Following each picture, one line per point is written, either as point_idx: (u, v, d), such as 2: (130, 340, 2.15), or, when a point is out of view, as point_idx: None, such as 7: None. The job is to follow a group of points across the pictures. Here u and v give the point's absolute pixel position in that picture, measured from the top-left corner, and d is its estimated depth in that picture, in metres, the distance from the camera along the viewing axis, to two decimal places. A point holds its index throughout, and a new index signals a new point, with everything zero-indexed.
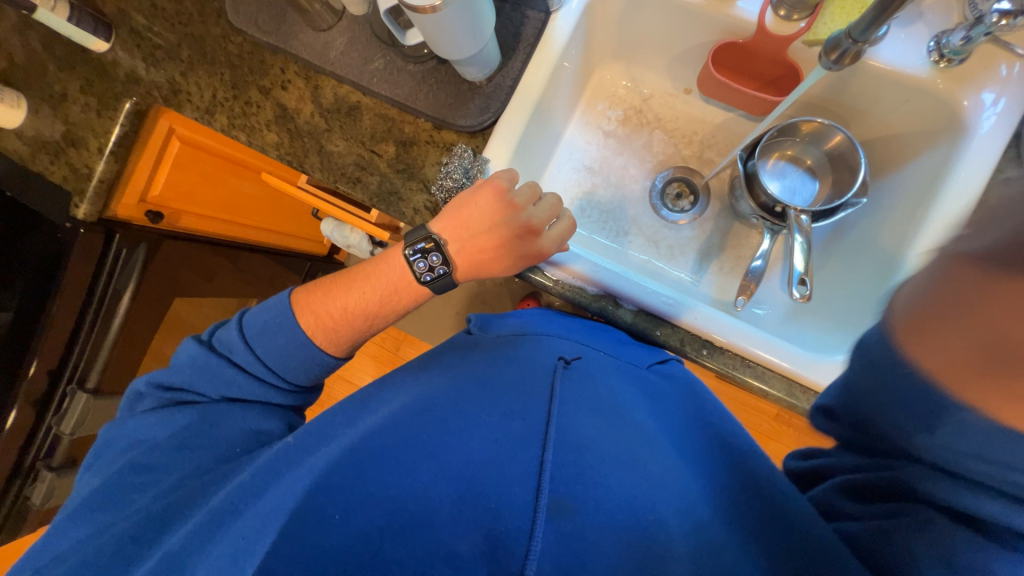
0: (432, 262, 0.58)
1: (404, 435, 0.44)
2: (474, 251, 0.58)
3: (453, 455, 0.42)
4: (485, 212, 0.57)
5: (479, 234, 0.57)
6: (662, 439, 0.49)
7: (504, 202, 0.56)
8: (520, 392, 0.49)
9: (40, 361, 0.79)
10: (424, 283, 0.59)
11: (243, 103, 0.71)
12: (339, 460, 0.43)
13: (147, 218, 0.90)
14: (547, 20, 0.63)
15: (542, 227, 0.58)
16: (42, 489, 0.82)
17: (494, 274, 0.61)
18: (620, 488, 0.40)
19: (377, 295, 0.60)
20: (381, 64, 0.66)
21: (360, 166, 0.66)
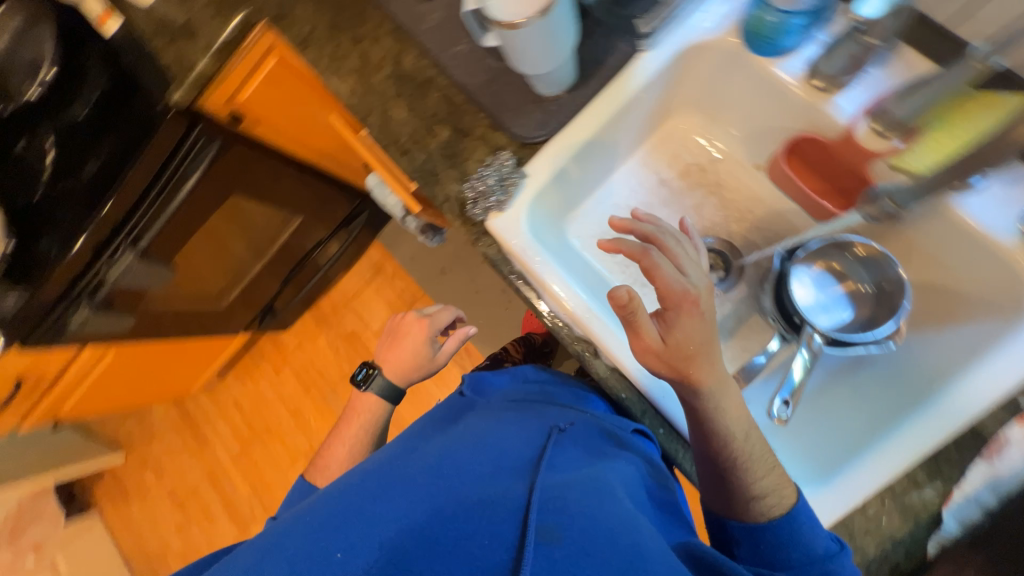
0: (369, 374, 0.95)
1: (395, 484, 0.54)
2: (388, 358, 0.97)
3: (446, 498, 0.50)
4: (390, 342, 0.99)
5: (387, 351, 0.98)
6: (636, 490, 0.56)
7: (393, 333, 1.00)
8: (501, 451, 0.58)
9: (110, 211, 0.90)
10: (369, 389, 0.94)
11: (334, 45, 0.75)
12: (342, 508, 0.51)
13: (227, 118, 1.00)
14: (634, 55, 0.62)
15: (415, 325, 0.98)
16: (80, 316, 1.00)
17: (404, 365, 0.94)
18: (602, 516, 0.46)
19: (357, 425, 0.93)
20: (464, 49, 0.68)
21: (413, 139, 0.69)
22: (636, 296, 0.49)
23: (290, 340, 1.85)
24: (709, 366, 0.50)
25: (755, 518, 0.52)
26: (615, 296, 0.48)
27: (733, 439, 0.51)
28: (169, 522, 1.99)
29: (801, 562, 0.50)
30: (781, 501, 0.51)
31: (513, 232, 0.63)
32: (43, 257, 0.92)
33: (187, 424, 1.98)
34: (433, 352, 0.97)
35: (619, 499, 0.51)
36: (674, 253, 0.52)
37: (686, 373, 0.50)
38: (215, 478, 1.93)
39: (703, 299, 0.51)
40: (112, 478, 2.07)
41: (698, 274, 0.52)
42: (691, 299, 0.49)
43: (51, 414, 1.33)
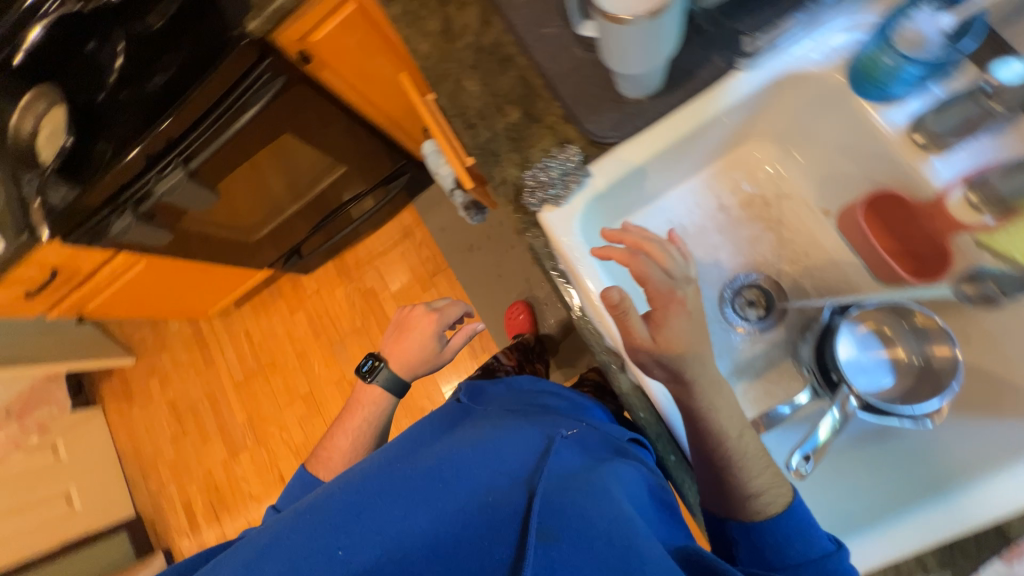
0: (374, 367, 1.01)
1: (398, 481, 0.57)
2: (394, 352, 1.03)
3: (447, 500, 0.54)
4: (396, 336, 1.06)
5: (393, 345, 1.04)
6: (635, 498, 0.56)
7: (400, 328, 1.06)
8: (499, 450, 0.61)
9: (168, 128, 0.91)
10: (374, 380, 1.00)
11: (420, 4, 0.73)
12: (349, 504, 0.55)
13: (296, 57, 0.98)
14: (728, 73, 0.59)
15: (422, 319, 1.05)
16: (123, 223, 1.03)
17: (409, 358, 1.02)
18: (597, 519, 0.48)
19: (361, 412, 0.99)
20: (552, 33, 0.66)
21: (481, 115, 0.68)
22: (627, 298, 0.52)
23: (310, 285, 1.88)
24: (701, 365, 0.53)
25: (751, 518, 0.53)
26: (609, 298, 0.52)
27: (727, 438, 0.53)
28: (165, 431, 2.08)
29: (797, 562, 0.51)
30: (776, 501, 0.53)
31: (564, 228, 0.62)
32: (99, 158, 0.95)
33: (198, 343, 2.04)
34: (440, 346, 1.04)
35: (614, 500, 0.51)
36: (662, 257, 0.55)
37: (681, 372, 0.53)
38: (214, 400, 1.99)
39: (688, 299, 0.55)
40: (120, 378, 2.17)
41: (683, 275, 0.56)
42: (675, 299, 0.54)
43: (76, 308, 1.38)
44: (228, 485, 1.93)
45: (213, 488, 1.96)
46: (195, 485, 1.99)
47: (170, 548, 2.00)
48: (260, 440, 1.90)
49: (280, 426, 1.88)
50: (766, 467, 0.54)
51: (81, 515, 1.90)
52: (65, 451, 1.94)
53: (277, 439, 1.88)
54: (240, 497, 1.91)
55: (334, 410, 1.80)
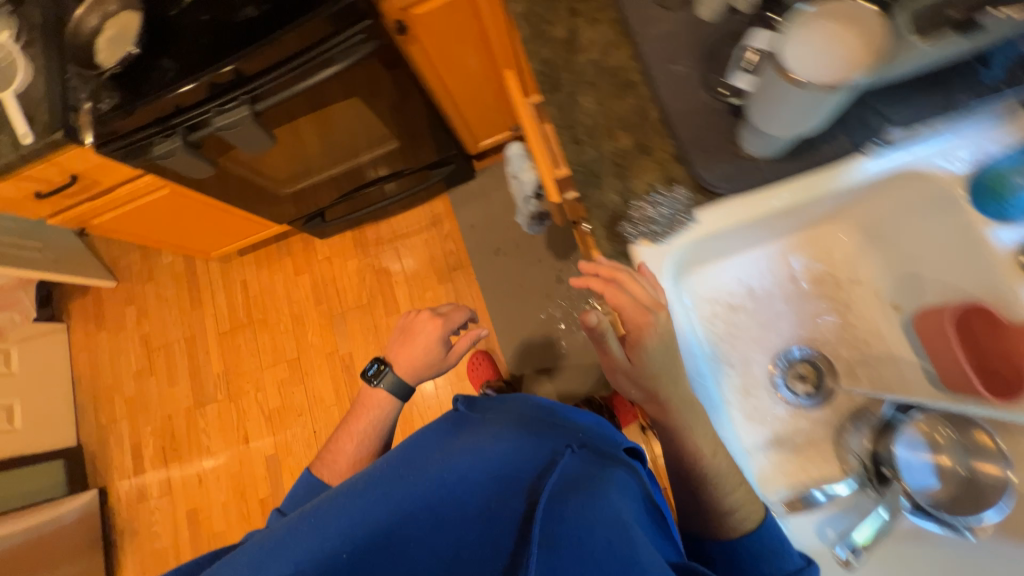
0: (380, 371, 0.98)
1: (398, 486, 0.54)
2: (401, 357, 1.00)
3: (450, 506, 0.52)
4: (404, 340, 1.02)
5: (400, 349, 1.01)
6: (636, 503, 0.51)
7: (407, 332, 1.02)
8: (503, 449, 0.57)
9: (245, 63, 0.87)
10: (378, 384, 0.96)
11: (549, 8, 0.72)
12: (347, 511, 0.53)
13: (393, 26, 0.95)
14: (853, 155, 0.60)
15: (430, 323, 1.01)
16: (167, 146, 0.96)
17: (416, 363, 0.98)
18: (598, 526, 0.45)
19: (365, 417, 0.96)
20: (682, 71, 0.65)
21: (590, 133, 0.67)
22: (599, 323, 0.58)
23: (322, 249, 1.81)
24: (674, 386, 0.58)
25: (729, 534, 0.57)
26: (588, 322, 0.58)
27: (703, 456, 0.57)
28: (130, 363, 1.96)
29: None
30: (750, 517, 0.57)
31: (653, 262, 0.62)
32: (159, 77, 0.90)
33: (188, 281, 1.94)
34: (444, 352, 1.01)
35: (616, 503, 0.48)
36: (634, 286, 0.57)
37: (658, 395, 0.58)
38: (192, 343, 1.90)
39: (662, 321, 0.58)
40: (94, 298, 2.04)
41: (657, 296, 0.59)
42: (646, 321, 0.57)
43: (80, 221, 1.28)
44: (185, 435, 1.83)
45: (169, 435, 1.85)
46: (149, 427, 1.88)
47: (106, 488, 1.88)
48: (232, 395, 1.81)
49: (256, 386, 1.79)
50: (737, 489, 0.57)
51: (20, 434, 1.77)
52: (18, 362, 1.82)
53: (250, 398, 1.79)
54: (196, 450, 1.81)
55: (318, 380, 1.73)
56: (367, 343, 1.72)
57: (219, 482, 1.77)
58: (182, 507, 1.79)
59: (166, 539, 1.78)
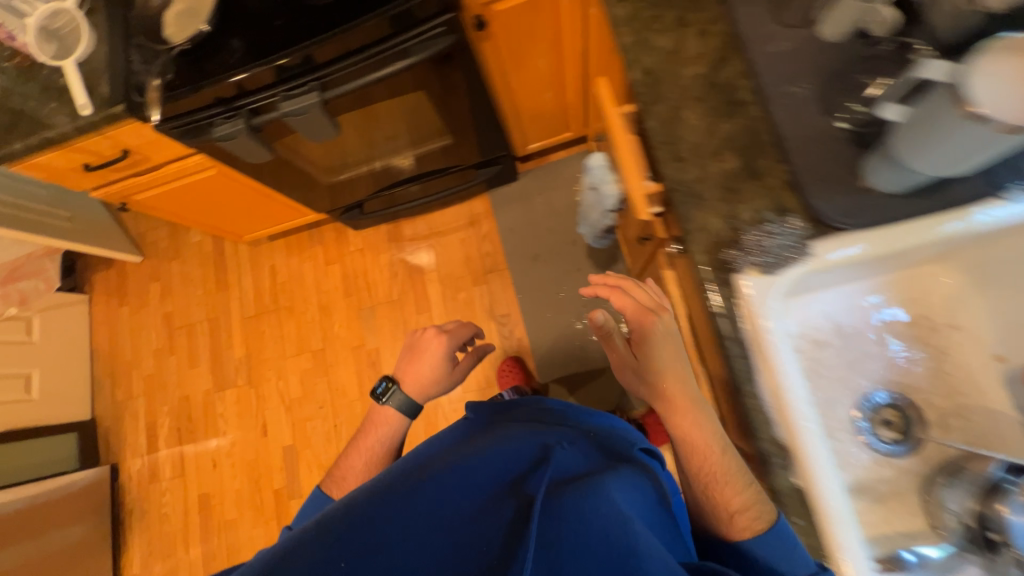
0: (387, 389, 0.94)
1: (427, 475, 0.61)
2: (407, 375, 0.97)
3: (472, 494, 0.58)
4: (409, 359, 0.99)
5: (406, 367, 0.98)
6: (640, 500, 0.58)
7: (413, 350, 0.99)
8: (522, 451, 0.64)
9: (322, 49, 0.84)
10: (386, 402, 0.93)
11: (654, 16, 0.69)
12: (382, 495, 0.59)
13: (472, 21, 0.92)
14: (986, 198, 0.57)
15: (436, 341, 0.98)
16: (228, 128, 0.93)
17: (422, 381, 0.96)
18: (599, 520, 0.52)
19: (374, 434, 0.94)
20: (799, 93, 0.62)
21: (694, 151, 0.64)
22: (605, 322, 0.70)
23: (354, 241, 1.79)
24: (680, 383, 0.64)
25: (736, 528, 0.56)
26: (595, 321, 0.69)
27: (713, 452, 0.60)
28: (149, 341, 1.93)
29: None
30: (762, 516, 0.55)
31: (762, 294, 0.58)
32: (229, 56, 0.87)
33: (215, 262, 1.92)
34: (451, 368, 0.99)
35: (609, 499, 0.54)
36: (638, 293, 0.69)
37: (664, 389, 0.64)
38: (215, 325, 1.87)
39: (664, 322, 0.67)
40: (118, 272, 2.02)
41: (659, 305, 0.69)
42: (646, 320, 0.66)
43: (122, 196, 1.25)
44: (202, 418, 1.81)
45: (184, 417, 1.83)
46: (165, 407, 1.86)
47: (118, 465, 1.85)
48: (252, 381, 1.78)
49: (278, 373, 1.76)
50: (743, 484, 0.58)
51: (36, 404, 1.75)
52: (39, 331, 1.79)
53: (271, 386, 1.76)
54: (211, 434, 1.79)
55: (341, 372, 1.70)
56: (395, 339, 1.69)
57: (233, 468, 1.74)
58: (192, 492, 1.76)
59: (175, 523, 1.76)
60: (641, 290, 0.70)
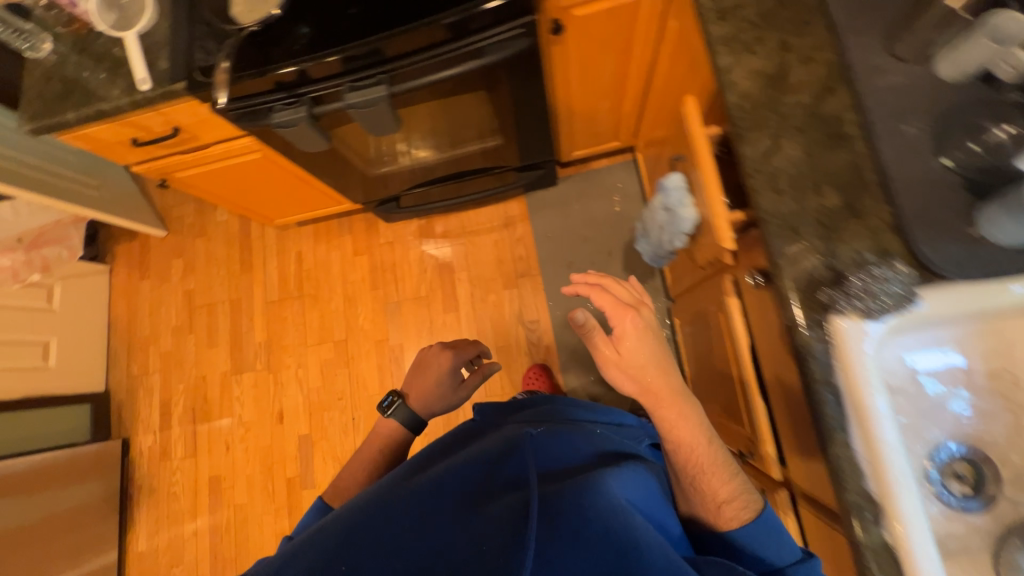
0: (393, 402, 0.98)
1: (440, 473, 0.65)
2: (413, 391, 1.01)
3: (484, 490, 0.61)
4: (415, 376, 1.03)
5: (411, 384, 1.02)
6: (639, 494, 0.60)
7: (419, 368, 1.04)
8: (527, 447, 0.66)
9: (396, 41, 0.81)
10: (389, 415, 0.96)
11: (756, 38, 0.66)
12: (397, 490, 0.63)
13: (549, 25, 0.89)
14: None
15: (443, 360, 1.03)
16: (288, 115, 0.90)
17: (427, 397, 1.00)
18: (596, 516, 0.54)
19: (377, 445, 0.95)
20: (908, 133, 0.59)
21: (792, 184, 0.62)
22: (589, 321, 0.67)
23: (384, 234, 1.76)
24: (664, 376, 0.69)
25: (727, 519, 0.68)
26: (576, 319, 0.66)
27: (702, 445, 0.69)
28: (168, 318, 1.92)
29: (786, 566, 0.66)
30: (749, 507, 0.68)
31: (858, 339, 0.55)
32: (299, 42, 0.84)
33: (241, 243, 1.89)
34: (455, 385, 1.05)
35: (605, 489, 0.56)
36: (618, 290, 0.73)
37: (649, 384, 0.68)
38: (237, 307, 1.85)
39: (646, 315, 0.72)
40: (140, 245, 2.00)
41: (641, 306, 0.73)
42: (627, 316, 0.69)
43: (163, 173, 1.23)
44: (218, 400, 1.79)
45: (200, 397, 1.81)
46: (181, 386, 1.84)
47: (129, 440, 1.85)
48: (271, 367, 1.77)
49: (297, 361, 1.75)
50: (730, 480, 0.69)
51: (53, 373, 1.73)
52: (60, 299, 1.77)
53: (290, 373, 1.74)
54: (226, 417, 1.77)
55: (363, 365, 1.69)
56: (419, 336, 1.67)
57: (246, 453, 1.73)
58: (204, 473, 1.75)
59: (185, 503, 1.75)
60: (621, 287, 0.74)
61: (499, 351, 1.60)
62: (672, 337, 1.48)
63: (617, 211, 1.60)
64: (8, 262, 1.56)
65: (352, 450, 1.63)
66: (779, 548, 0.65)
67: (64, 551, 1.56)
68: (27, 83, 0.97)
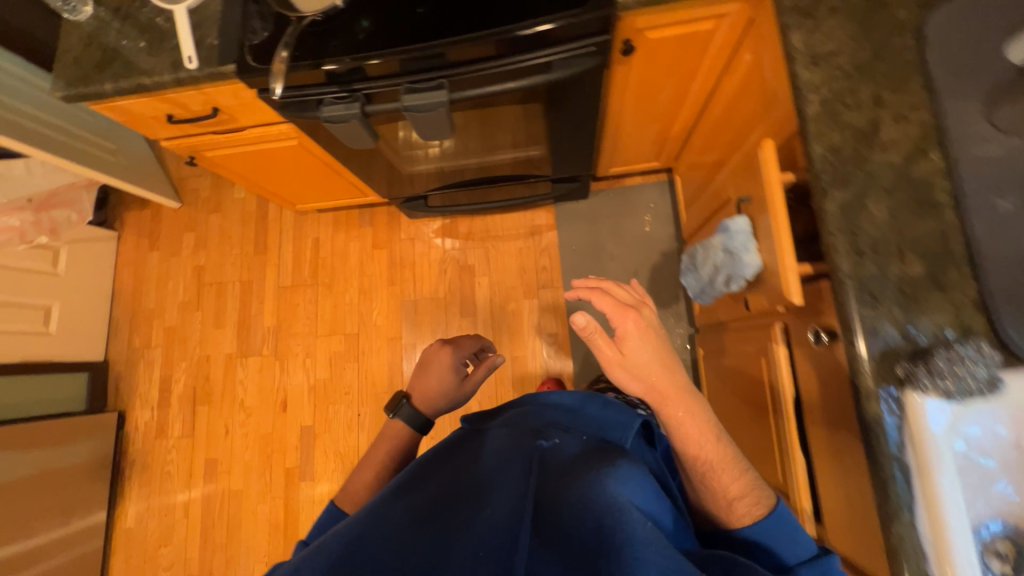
0: (397, 403, 0.93)
1: (434, 488, 0.60)
2: (416, 390, 0.97)
3: (476, 503, 0.55)
4: (417, 375, 0.99)
5: (414, 383, 0.98)
6: (638, 485, 0.54)
7: (421, 366, 1.00)
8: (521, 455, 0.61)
9: (464, 48, 0.77)
10: (396, 416, 0.92)
11: (849, 88, 0.64)
12: (389, 505, 0.58)
13: (621, 45, 0.85)
14: None
15: (444, 353, 1.00)
16: (338, 110, 0.86)
17: (431, 394, 0.96)
18: (593, 519, 0.49)
19: (386, 449, 0.89)
20: (1001, 209, 0.58)
21: (876, 249, 0.59)
22: (591, 325, 0.64)
23: (406, 229, 1.73)
24: (670, 373, 0.68)
25: (739, 516, 0.65)
26: (577, 323, 0.63)
27: (711, 440, 0.67)
28: (175, 292, 1.87)
29: (795, 565, 0.61)
30: (761, 502, 0.65)
31: (934, 420, 0.53)
32: (361, 36, 0.80)
33: (257, 224, 1.85)
34: (459, 380, 1.00)
35: (598, 489, 0.51)
36: (620, 293, 0.72)
37: (655, 383, 0.67)
38: (248, 288, 1.81)
39: (649, 316, 0.71)
40: (151, 213, 1.94)
41: (643, 308, 0.72)
42: (628, 316, 0.68)
43: (192, 150, 1.17)
44: (220, 381, 1.76)
45: (202, 377, 1.78)
46: (183, 363, 1.80)
47: (126, 412, 1.81)
48: (278, 353, 1.73)
49: (306, 351, 1.72)
50: (741, 479, 0.66)
51: (53, 339, 1.68)
52: (65, 263, 1.72)
53: (297, 362, 1.71)
54: (228, 400, 1.74)
55: (374, 362, 1.67)
56: (433, 338, 1.65)
57: (245, 438, 1.71)
58: (201, 455, 1.73)
59: (179, 482, 1.72)
60: (621, 289, 0.73)
61: (514, 360, 1.58)
62: (690, 365, 1.47)
63: (647, 231, 1.58)
64: (16, 222, 1.49)
65: (355, 447, 1.63)
66: (794, 545, 0.61)
67: (52, 522, 1.53)
68: (63, 46, 0.92)
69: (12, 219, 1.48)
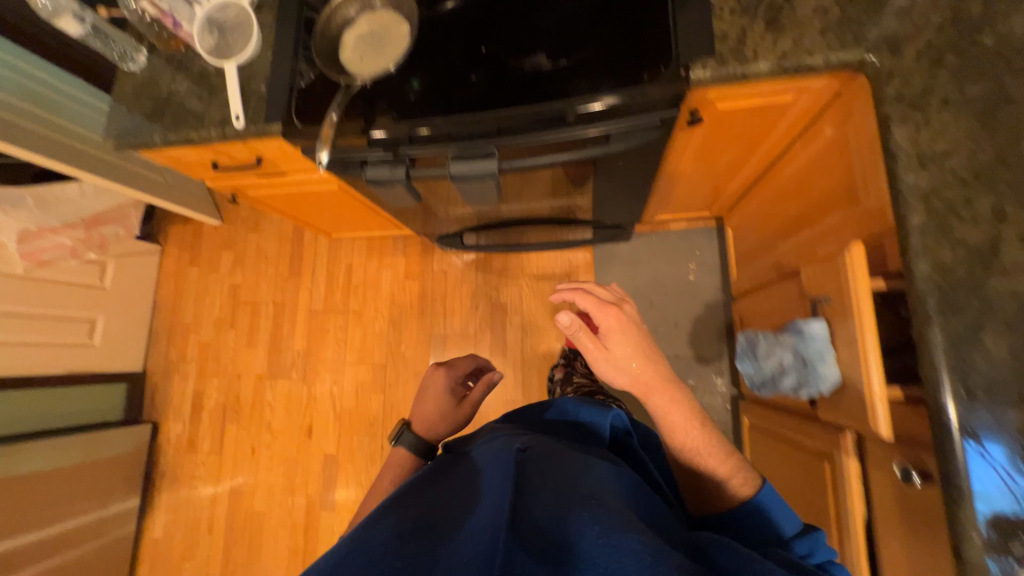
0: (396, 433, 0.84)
1: (413, 502, 0.51)
2: (416, 415, 0.88)
3: (463, 519, 0.47)
4: (416, 402, 0.90)
5: (413, 411, 0.89)
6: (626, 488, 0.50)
7: (419, 393, 0.92)
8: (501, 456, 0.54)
9: (521, 119, 0.71)
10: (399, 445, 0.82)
11: (964, 199, 0.55)
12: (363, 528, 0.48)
13: (688, 115, 0.79)
14: None
15: (439, 372, 0.93)
16: (383, 173, 0.82)
17: (433, 415, 0.87)
18: (585, 518, 0.43)
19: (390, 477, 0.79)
20: None
21: (993, 396, 0.51)
22: (575, 323, 0.70)
23: (439, 261, 1.70)
24: (654, 366, 0.70)
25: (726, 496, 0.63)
26: (561, 323, 0.69)
27: (695, 425, 0.68)
28: (212, 309, 1.91)
29: (791, 538, 0.59)
30: (749, 482, 0.64)
31: None
32: (412, 103, 0.76)
33: (292, 246, 1.86)
34: (458, 401, 0.92)
35: (578, 483, 0.48)
36: (602, 292, 0.75)
37: (638, 375, 0.70)
38: (280, 310, 1.82)
39: (631, 311, 0.74)
40: (193, 229, 1.98)
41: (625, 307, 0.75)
42: (610, 313, 0.71)
43: (235, 189, 1.17)
44: (250, 401, 1.78)
45: (233, 395, 1.80)
46: (215, 380, 1.84)
47: (158, 424, 1.85)
48: (307, 377, 1.74)
49: (334, 378, 1.72)
50: (727, 458, 0.66)
51: (97, 351, 1.74)
52: (111, 278, 1.77)
53: (325, 389, 1.71)
54: (256, 420, 1.76)
55: (400, 395, 1.65)
56: None
57: (270, 460, 1.72)
58: (228, 472, 1.75)
59: (205, 497, 1.75)
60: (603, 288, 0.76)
61: None
62: (732, 428, 1.38)
63: (691, 280, 1.49)
64: (67, 240, 1.53)
65: None
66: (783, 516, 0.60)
67: (87, 530, 1.58)
68: (117, 96, 0.92)
69: (64, 237, 1.51)
